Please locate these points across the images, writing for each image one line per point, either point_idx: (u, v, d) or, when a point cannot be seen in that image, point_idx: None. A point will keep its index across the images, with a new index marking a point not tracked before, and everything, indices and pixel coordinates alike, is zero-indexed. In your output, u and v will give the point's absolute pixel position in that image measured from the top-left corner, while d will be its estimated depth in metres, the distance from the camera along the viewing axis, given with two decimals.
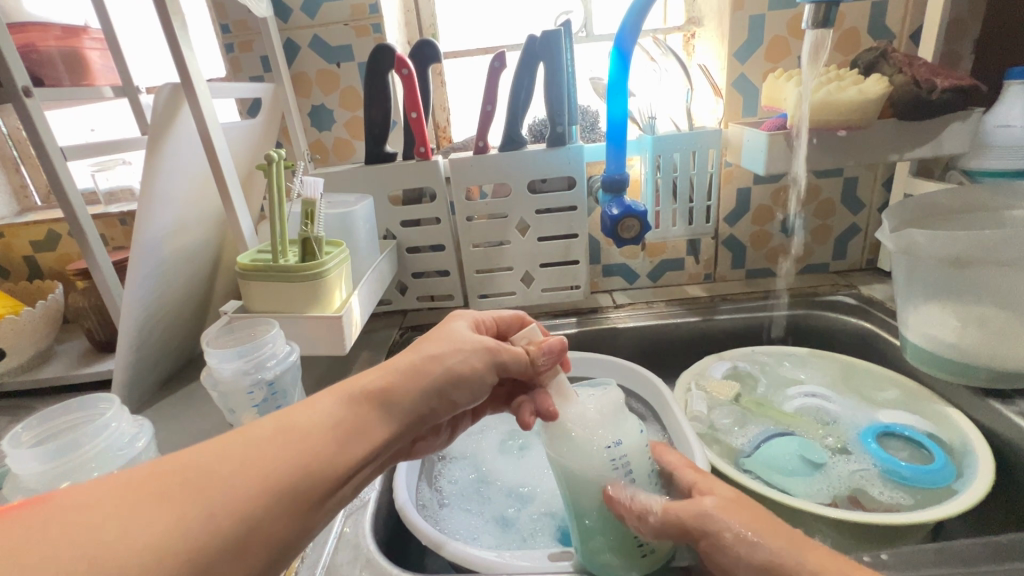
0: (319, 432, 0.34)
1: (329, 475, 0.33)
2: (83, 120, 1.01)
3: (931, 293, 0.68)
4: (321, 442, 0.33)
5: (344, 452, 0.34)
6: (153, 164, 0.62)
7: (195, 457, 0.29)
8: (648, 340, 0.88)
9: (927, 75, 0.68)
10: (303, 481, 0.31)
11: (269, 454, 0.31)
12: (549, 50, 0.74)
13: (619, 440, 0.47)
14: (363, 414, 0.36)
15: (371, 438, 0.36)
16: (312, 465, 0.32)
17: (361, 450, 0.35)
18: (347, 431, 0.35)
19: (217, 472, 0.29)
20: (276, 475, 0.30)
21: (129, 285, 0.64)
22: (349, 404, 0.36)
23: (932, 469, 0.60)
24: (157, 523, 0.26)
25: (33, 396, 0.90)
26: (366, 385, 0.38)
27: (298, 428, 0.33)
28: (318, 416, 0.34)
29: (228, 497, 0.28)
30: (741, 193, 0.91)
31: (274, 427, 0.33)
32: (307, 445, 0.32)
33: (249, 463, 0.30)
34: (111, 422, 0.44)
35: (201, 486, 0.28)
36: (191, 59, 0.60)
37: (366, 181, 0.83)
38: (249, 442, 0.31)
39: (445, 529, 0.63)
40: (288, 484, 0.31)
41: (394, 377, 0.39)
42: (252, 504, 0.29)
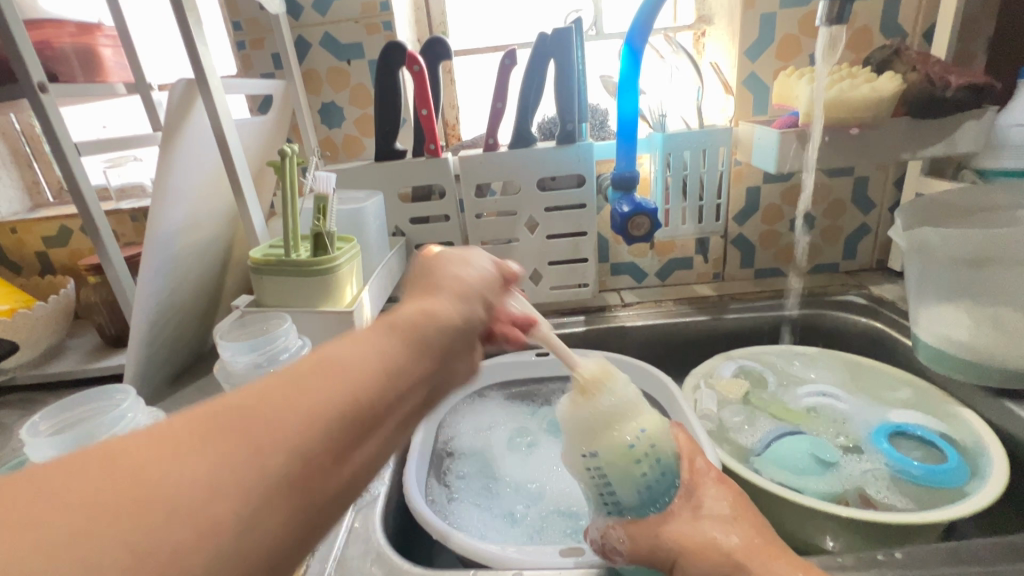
0: (361, 361, 0.29)
1: (380, 408, 0.28)
2: (95, 117, 1.02)
3: (944, 292, 0.68)
4: (369, 373, 0.28)
5: (393, 383, 0.29)
6: (167, 159, 0.62)
7: (236, 399, 0.25)
8: (656, 338, 0.88)
9: (941, 73, 0.68)
10: (353, 414, 0.27)
11: (314, 387, 0.26)
12: (560, 46, 0.74)
13: (595, 451, 0.46)
14: (406, 344, 0.32)
15: (417, 370, 0.31)
16: (362, 396, 0.27)
17: (410, 382, 0.30)
18: (392, 360, 0.30)
19: (261, 410, 0.25)
20: (321, 405, 0.26)
21: (142, 279, 0.65)
22: (391, 334, 0.31)
23: (945, 468, 0.59)
24: (202, 474, 0.22)
25: (44, 390, 0.91)
26: (405, 316, 0.33)
27: (339, 357, 0.28)
28: (357, 344, 0.30)
29: (274, 436, 0.24)
30: (751, 192, 0.91)
31: (313, 358, 0.28)
32: (354, 375, 0.28)
33: (293, 397, 0.26)
34: (127, 413, 0.45)
35: (240, 424, 0.24)
36: (205, 55, 0.61)
37: (376, 177, 0.83)
38: (285, 374, 0.27)
39: (454, 524, 0.63)
40: (338, 415, 0.26)
41: (431, 310, 0.35)
42: (302, 443, 0.25)
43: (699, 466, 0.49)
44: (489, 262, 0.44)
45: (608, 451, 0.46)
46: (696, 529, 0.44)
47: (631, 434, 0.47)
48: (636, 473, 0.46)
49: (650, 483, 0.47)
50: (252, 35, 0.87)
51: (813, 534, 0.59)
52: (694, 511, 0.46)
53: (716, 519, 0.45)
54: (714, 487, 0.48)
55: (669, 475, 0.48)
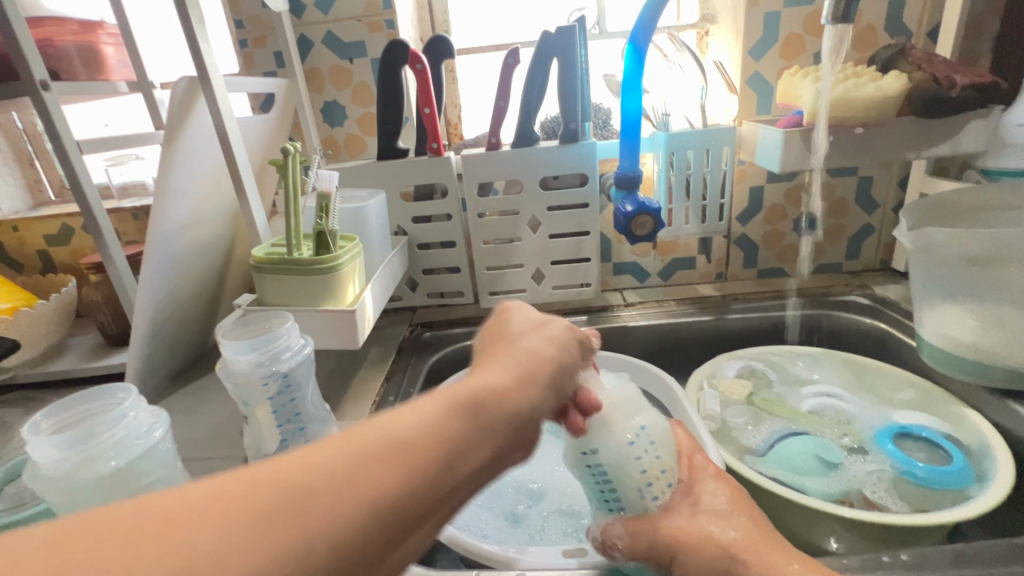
0: (426, 450, 0.28)
1: (434, 500, 0.27)
2: (96, 115, 1.02)
3: (949, 292, 0.68)
4: (430, 463, 0.27)
5: (452, 475, 0.28)
6: (169, 157, 0.62)
7: (297, 469, 0.25)
8: (659, 338, 0.88)
9: (947, 71, 0.68)
10: (407, 507, 0.26)
11: (373, 473, 0.26)
12: (564, 45, 0.74)
13: (596, 448, 0.46)
14: (471, 428, 0.30)
15: (478, 459, 0.30)
16: (418, 489, 0.26)
17: (469, 473, 0.29)
18: (457, 446, 0.29)
19: (317, 492, 0.24)
20: (379, 498, 0.25)
21: (144, 278, 0.65)
22: (456, 415, 0.30)
23: (951, 469, 0.59)
24: (250, 548, 0.22)
25: (46, 389, 0.91)
26: (473, 393, 0.32)
27: (403, 441, 0.27)
28: (423, 425, 0.28)
29: (324, 525, 0.23)
30: (754, 192, 0.91)
31: (378, 438, 0.27)
32: (414, 465, 0.27)
33: (350, 484, 0.25)
34: (129, 412, 0.44)
35: (299, 505, 0.23)
36: (208, 53, 0.61)
37: (378, 176, 0.83)
38: (352, 454, 0.26)
39: (457, 524, 0.63)
40: (393, 508, 0.25)
41: (500, 384, 0.33)
42: (352, 536, 0.24)
43: (698, 463, 0.50)
44: (557, 323, 0.43)
45: (609, 449, 0.46)
46: (701, 525, 0.44)
47: (630, 430, 0.47)
48: (636, 469, 0.46)
49: (651, 479, 0.46)
50: (255, 33, 0.87)
51: (817, 534, 0.58)
52: (700, 508, 0.46)
53: (721, 516, 0.45)
54: (720, 484, 0.48)
55: (669, 472, 0.48)
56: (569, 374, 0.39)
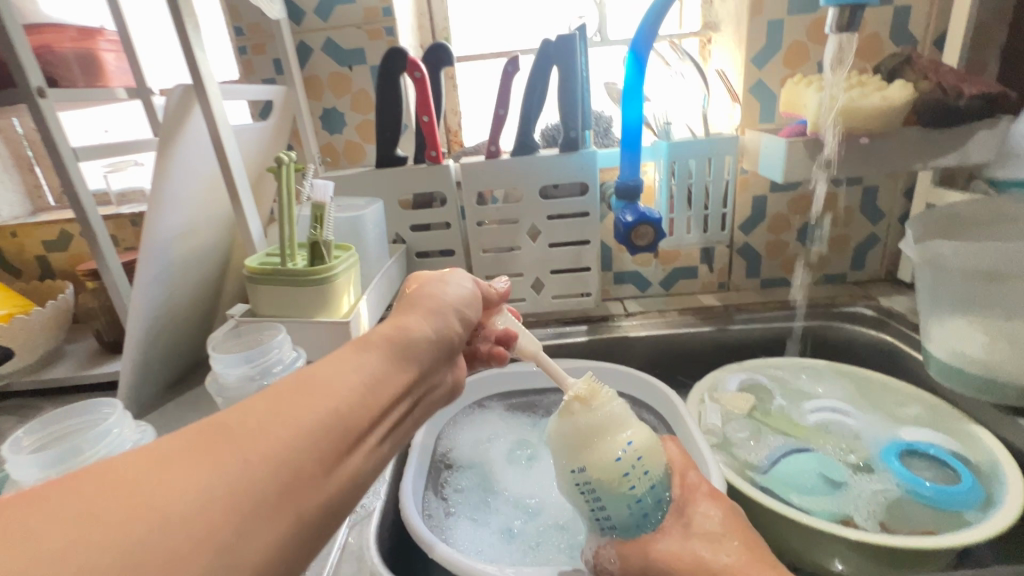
0: (342, 371, 0.29)
1: (364, 418, 0.28)
2: (96, 122, 1.01)
3: (956, 306, 0.66)
4: (349, 390, 0.28)
5: (375, 395, 0.29)
6: (163, 164, 0.61)
7: (213, 421, 0.24)
8: (660, 349, 0.86)
9: (954, 81, 0.67)
10: (339, 429, 0.27)
11: (299, 402, 0.26)
12: (564, 53, 0.73)
13: (583, 467, 0.45)
14: (385, 357, 0.31)
15: (400, 377, 0.31)
16: (344, 410, 0.27)
17: (393, 391, 0.30)
18: (375, 368, 0.30)
19: (243, 433, 0.24)
20: (308, 417, 0.26)
21: (137, 288, 0.64)
22: (368, 350, 0.31)
23: (960, 490, 0.58)
24: (184, 480, 0.22)
25: (41, 396, 0.90)
26: (381, 329, 0.33)
27: (317, 370, 0.28)
28: (334, 358, 0.29)
29: (259, 456, 0.24)
30: (757, 201, 0.90)
31: (289, 378, 0.27)
32: (336, 389, 0.28)
33: (275, 419, 0.25)
34: (113, 428, 0.44)
35: (226, 437, 0.24)
36: (202, 61, 0.60)
37: (376, 184, 0.82)
38: (268, 393, 0.26)
39: (451, 540, 0.61)
40: (325, 424, 0.26)
41: (409, 319, 0.35)
42: (292, 463, 0.24)
43: (691, 481, 0.49)
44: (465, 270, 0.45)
45: (597, 466, 0.44)
46: (694, 549, 0.42)
47: (622, 445, 0.45)
48: (628, 487, 0.45)
49: (640, 496, 0.45)
50: (254, 41, 0.86)
51: (822, 555, 0.57)
52: (692, 530, 0.44)
53: (714, 540, 0.43)
54: (714, 503, 0.46)
55: (660, 490, 0.47)
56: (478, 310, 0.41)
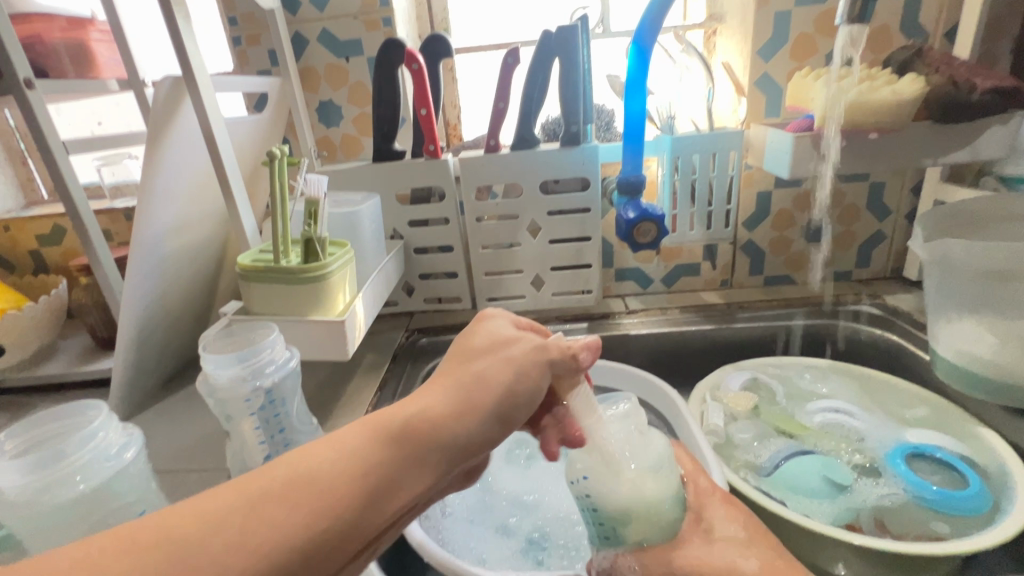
0: (339, 480, 0.29)
1: (349, 541, 0.28)
2: (89, 114, 1.00)
3: (965, 306, 0.65)
4: (340, 502, 0.28)
5: (373, 507, 0.29)
6: (153, 157, 0.60)
7: (181, 519, 0.25)
8: (661, 347, 0.85)
9: (967, 75, 0.65)
10: (315, 551, 0.27)
11: (278, 517, 0.26)
12: (565, 45, 0.71)
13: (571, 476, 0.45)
14: (393, 458, 0.31)
15: (406, 490, 0.31)
16: (326, 530, 0.27)
17: (391, 505, 0.30)
18: (377, 479, 0.30)
19: (212, 534, 0.25)
20: (283, 540, 0.26)
21: (129, 284, 0.63)
22: (378, 447, 0.31)
23: (967, 494, 0.57)
24: None
25: (35, 393, 0.89)
26: (401, 421, 0.32)
27: (315, 476, 0.28)
28: (339, 459, 0.29)
29: (219, 563, 0.24)
30: (762, 197, 0.88)
31: (285, 476, 0.28)
32: (333, 498, 0.28)
33: (253, 525, 0.26)
34: (99, 432, 0.43)
35: (188, 550, 0.24)
36: (193, 52, 0.58)
37: (373, 179, 0.81)
38: (256, 497, 0.27)
39: (447, 540, 0.61)
40: (300, 548, 0.26)
41: (437, 413, 0.33)
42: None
43: (701, 487, 0.48)
44: (528, 341, 0.42)
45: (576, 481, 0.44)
46: (717, 555, 0.42)
47: (633, 460, 0.45)
48: (625, 506, 0.43)
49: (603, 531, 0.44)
50: (249, 31, 0.84)
51: (821, 559, 0.56)
52: (715, 535, 0.44)
53: (740, 545, 0.43)
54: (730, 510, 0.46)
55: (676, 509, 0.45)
56: (526, 397, 0.38)
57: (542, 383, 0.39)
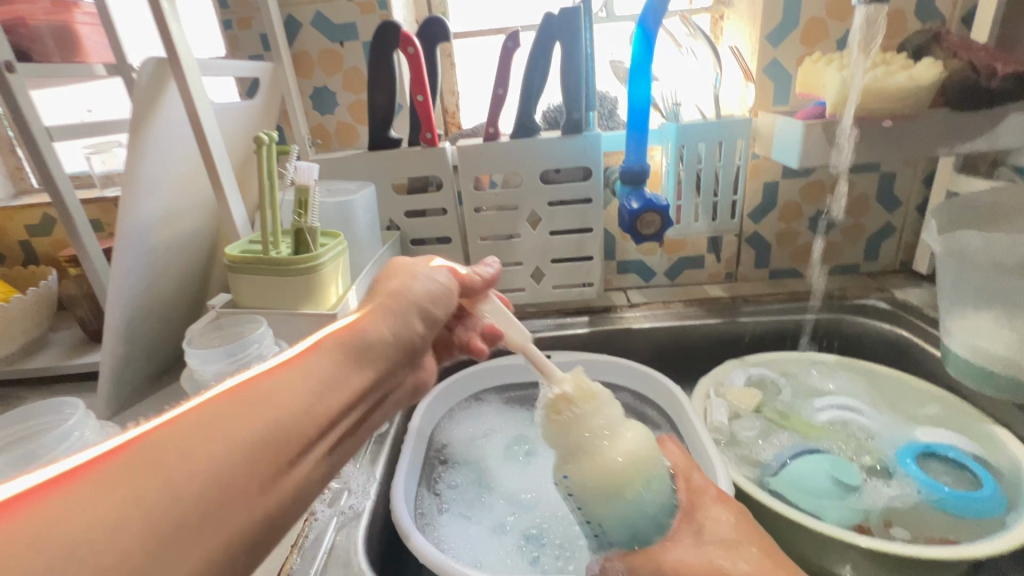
0: (291, 381, 0.28)
1: (308, 431, 0.27)
2: (78, 101, 0.97)
3: (979, 301, 0.63)
4: (296, 396, 0.28)
5: (322, 402, 0.29)
6: (137, 144, 0.58)
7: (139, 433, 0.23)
8: (664, 341, 0.83)
9: (987, 60, 0.63)
10: (278, 439, 0.26)
11: (237, 412, 0.25)
12: (568, 29, 0.69)
13: (567, 476, 0.44)
14: (334, 362, 0.31)
15: (351, 386, 0.31)
16: (288, 422, 0.27)
17: (340, 398, 0.30)
18: (324, 379, 0.30)
19: (171, 440, 0.23)
20: (246, 433, 0.25)
21: (114, 276, 0.61)
22: (319, 354, 0.31)
23: (981, 496, 0.55)
24: (109, 502, 0.20)
25: (25, 386, 0.87)
26: (333, 333, 0.33)
27: (263, 380, 0.27)
28: (284, 366, 0.29)
29: (185, 463, 0.23)
30: (769, 187, 0.86)
31: (234, 386, 0.27)
32: (285, 397, 0.27)
33: (215, 422, 0.24)
34: (75, 431, 0.42)
35: (161, 454, 0.22)
36: (178, 33, 0.55)
37: (369, 168, 0.78)
38: (208, 403, 0.25)
39: (443, 539, 0.59)
40: (265, 437, 0.25)
41: (363, 324, 0.35)
42: (221, 474, 0.23)
43: (696, 484, 0.46)
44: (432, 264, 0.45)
45: (574, 480, 0.44)
46: (711, 557, 0.40)
47: (618, 453, 0.44)
48: (608, 508, 0.43)
49: (597, 528, 0.45)
50: (240, 14, 0.82)
51: (828, 561, 0.54)
52: (704, 537, 0.42)
53: (728, 546, 0.40)
54: (724, 507, 0.44)
55: (660, 508, 0.44)
56: (437, 314, 0.41)
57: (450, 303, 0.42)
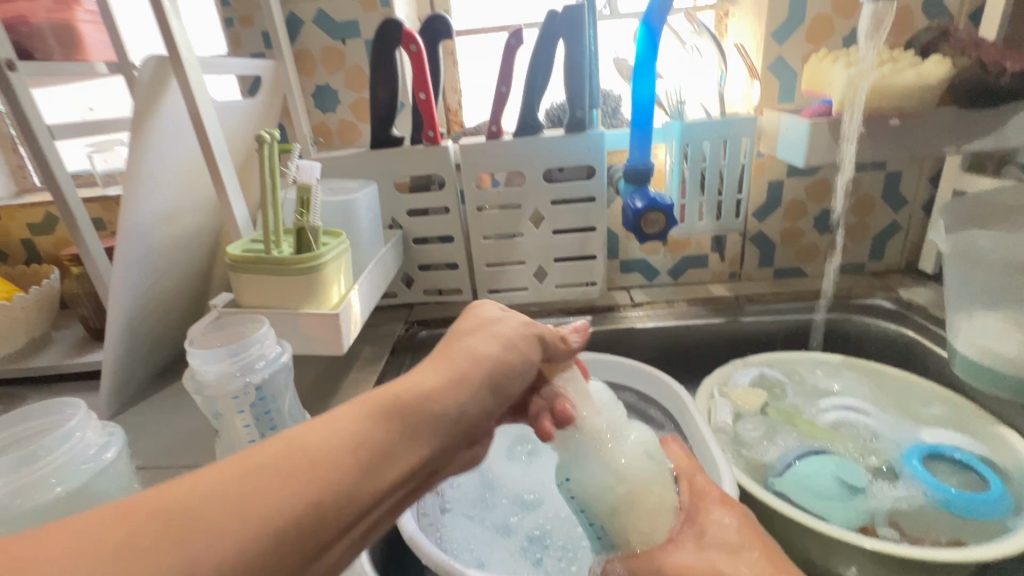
0: (347, 453, 0.27)
1: (353, 512, 0.26)
2: (80, 99, 0.97)
3: (986, 301, 0.63)
4: (349, 474, 0.26)
5: (375, 480, 0.27)
6: (138, 142, 0.57)
7: (182, 489, 0.23)
8: (667, 340, 0.82)
9: (996, 56, 0.62)
10: (321, 519, 0.25)
11: (282, 482, 0.24)
12: (571, 26, 0.68)
13: (570, 479, 0.44)
14: (395, 431, 0.29)
15: (409, 461, 0.30)
16: (335, 500, 0.25)
17: (394, 475, 0.28)
18: (381, 451, 0.28)
19: (207, 509, 0.22)
20: (289, 509, 0.24)
21: (116, 275, 0.61)
22: (380, 422, 0.29)
23: (988, 497, 0.55)
24: (135, 571, 0.20)
25: (27, 385, 0.87)
26: (400, 396, 0.31)
27: (317, 446, 0.26)
28: (345, 434, 0.28)
29: (221, 535, 0.22)
30: (773, 186, 0.85)
31: (288, 449, 0.26)
32: (336, 470, 0.26)
33: (258, 491, 0.24)
34: (76, 431, 0.41)
35: (196, 522, 0.22)
36: (180, 31, 0.55)
37: (371, 166, 0.78)
38: (256, 469, 0.25)
39: (445, 539, 0.58)
40: (307, 516, 0.24)
41: (432, 388, 0.33)
42: (250, 553, 0.22)
43: (700, 487, 0.46)
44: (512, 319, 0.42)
45: (576, 483, 0.44)
46: (712, 561, 0.39)
47: (623, 453, 0.44)
48: (610, 509, 0.42)
49: (598, 531, 0.44)
50: (242, 12, 0.81)
51: (833, 562, 0.54)
52: (707, 541, 0.41)
53: (732, 551, 0.40)
54: (727, 510, 0.43)
55: (663, 510, 0.43)
56: (509, 375, 0.38)
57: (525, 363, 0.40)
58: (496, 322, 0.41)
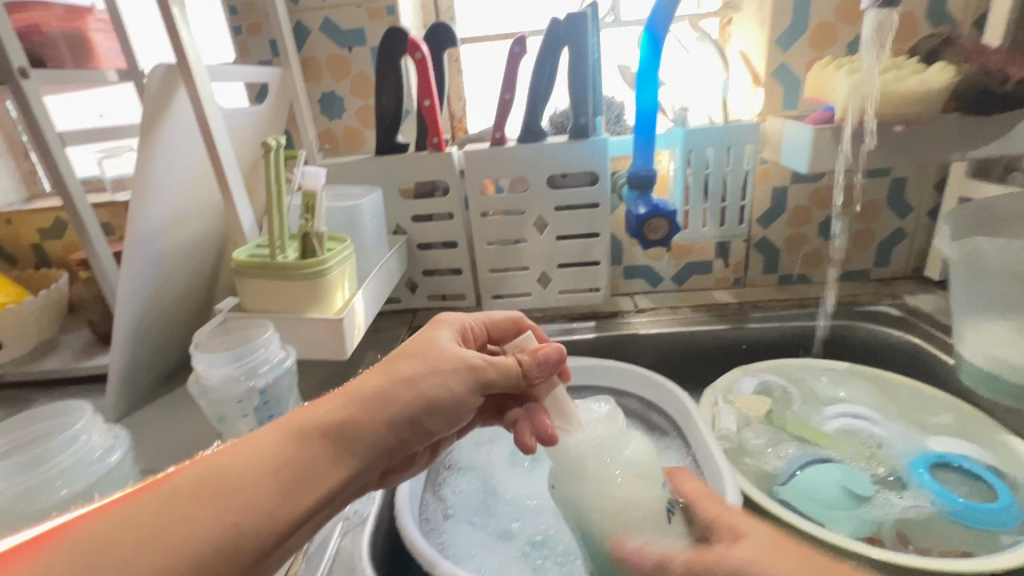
0: (261, 477, 0.32)
1: (268, 536, 0.31)
2: (90, 106, 0.98)
3: (992, 308, 0.63)
4: (262, 498, 0.31)
5: (289, 502, 0.32)
6: (146, 149, 0.58)
7: (119, 513, 0.28)
8: (671, 347, 0.82)
9: (1000, 64, 0.62)
10: (235, 541, 0.30)
11: (199, 511, 0.30)
12: (575, 33, 0.69)
13: (555, 485, 0.46)
14: (309, 457, 0.34)
15: (325, 482, 0.34)
16: (248, 523, 0.30)
17: (307, 497, 0.33)
18: (295, 473, 0.33)
19: (129, 534, 0.28)
20: (203, 535, 0.29)
21: (124, 280, 0.61)
22: (295, 446, 0.34)
23: (995, 507, 0.55)
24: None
25: (35, 389, 0.87)
26: (320, 423, 0.36)
27: (233, 473, 0.32)
28: (262, 458, 0.33)
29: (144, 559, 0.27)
30: (777, 193, 0.85)
31: (207, 474, 0.31)
32: (249, 497, 0.31)
33: (177, 520, 0.29)
34: (81, 435, 0.42)
35: (120, 545, 0.27)
36: (188, 40, 0.56)
37: (376, 172, 0.78)
38: (177, 493, 0.30)
39: (447, 545, 0.58)
40: (221, 539, 0.29)
41: (351, 416, 0.37)
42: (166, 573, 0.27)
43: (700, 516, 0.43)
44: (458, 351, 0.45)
45: (561, 491, 0.45)
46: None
47: (617, 465, 0.44)
48: (611, 519, 0.42)
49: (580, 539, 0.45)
50: (250, 20, 0.82)
51: None
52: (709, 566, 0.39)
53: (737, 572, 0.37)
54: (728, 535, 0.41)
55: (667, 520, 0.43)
56: (441, 407, 0.41)
57: (457, 399, 0.42)
58: (436, 346, 0.45)
